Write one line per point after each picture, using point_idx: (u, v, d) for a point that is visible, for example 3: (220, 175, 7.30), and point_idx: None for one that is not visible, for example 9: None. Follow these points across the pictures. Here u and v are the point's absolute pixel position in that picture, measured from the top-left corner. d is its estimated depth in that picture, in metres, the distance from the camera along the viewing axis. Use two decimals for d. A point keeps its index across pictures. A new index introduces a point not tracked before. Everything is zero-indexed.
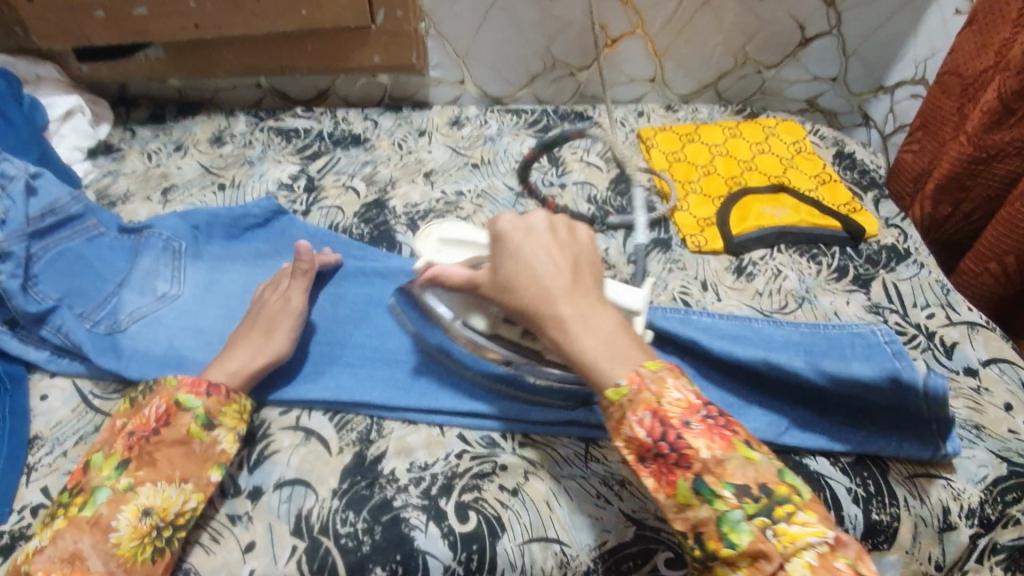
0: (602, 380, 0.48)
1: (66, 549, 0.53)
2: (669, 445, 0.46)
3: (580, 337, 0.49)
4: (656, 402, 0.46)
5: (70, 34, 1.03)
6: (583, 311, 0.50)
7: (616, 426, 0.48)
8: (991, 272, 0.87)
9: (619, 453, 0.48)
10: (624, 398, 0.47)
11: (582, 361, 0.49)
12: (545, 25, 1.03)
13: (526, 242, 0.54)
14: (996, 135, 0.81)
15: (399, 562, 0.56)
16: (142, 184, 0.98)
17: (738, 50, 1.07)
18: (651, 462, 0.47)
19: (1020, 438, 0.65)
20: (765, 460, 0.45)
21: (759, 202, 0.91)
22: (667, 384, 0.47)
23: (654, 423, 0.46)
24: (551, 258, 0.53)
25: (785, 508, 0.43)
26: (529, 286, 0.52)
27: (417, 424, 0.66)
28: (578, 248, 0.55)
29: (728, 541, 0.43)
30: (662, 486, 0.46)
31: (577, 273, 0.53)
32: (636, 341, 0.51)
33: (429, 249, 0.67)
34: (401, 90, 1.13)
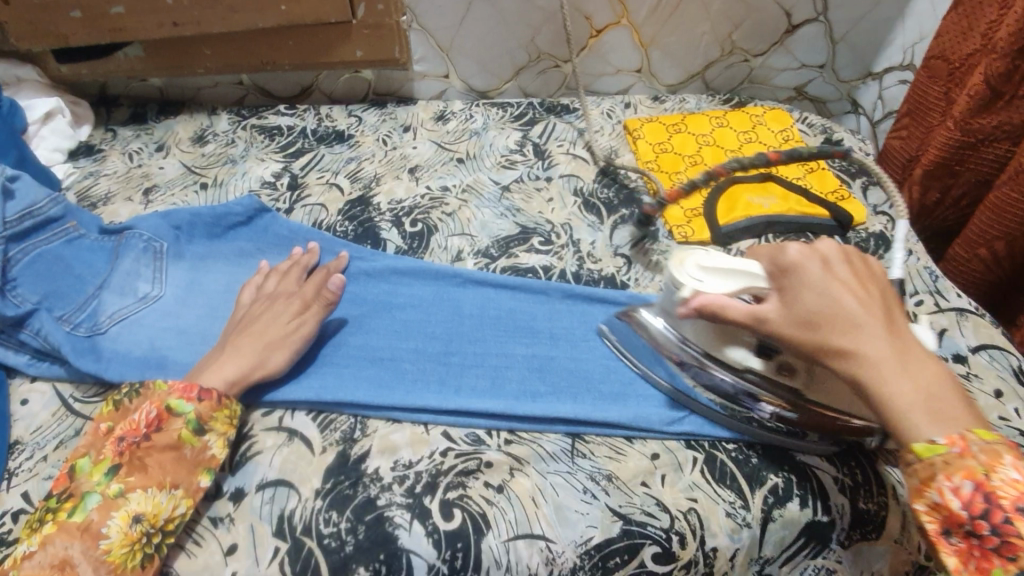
0: (910, 433, 0.46)
1: (57, 555, 0.52)
2: (991, 528, 0.43)
3: (892, 385, 0.47)
4: (983, 474, 0.44)
5: (48, 34, 1.02)
6: (897, 358, 0.48)
7: (920, 486, 0.46)
8: (980, 258, 0.86)
9: (919, 517, 0.46)
10: (936, 457, 0.45)
11: (890, 408, 0.47)
12: (529, 16, 1.02)
13: (826, 274, 0.52)
14: (985, 119, 0.81)
15: (383, 562, 0.56)
16: (124, 185, 0.97)
17: (725, 38, 1.06)
18: (958, 538, 0.44)
19: (1010, 425, 0.65)
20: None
21: (747, 191, 0.90)
22: (1003, 458, 0.44)
23: (975, 497, 0.44)
24: (858, 296, 0.51)
25: None
26: (834, 319, 0.50)
27: (401, 423, 0.65)
28: (878, 287, 0.53)
29: None
30: (969, 568, 0.44)
31: (887, 316, 0.51)
32: (957, 402, 0.48)
33: (690, 278, 0.58)
34: (385, 85, 1.12)
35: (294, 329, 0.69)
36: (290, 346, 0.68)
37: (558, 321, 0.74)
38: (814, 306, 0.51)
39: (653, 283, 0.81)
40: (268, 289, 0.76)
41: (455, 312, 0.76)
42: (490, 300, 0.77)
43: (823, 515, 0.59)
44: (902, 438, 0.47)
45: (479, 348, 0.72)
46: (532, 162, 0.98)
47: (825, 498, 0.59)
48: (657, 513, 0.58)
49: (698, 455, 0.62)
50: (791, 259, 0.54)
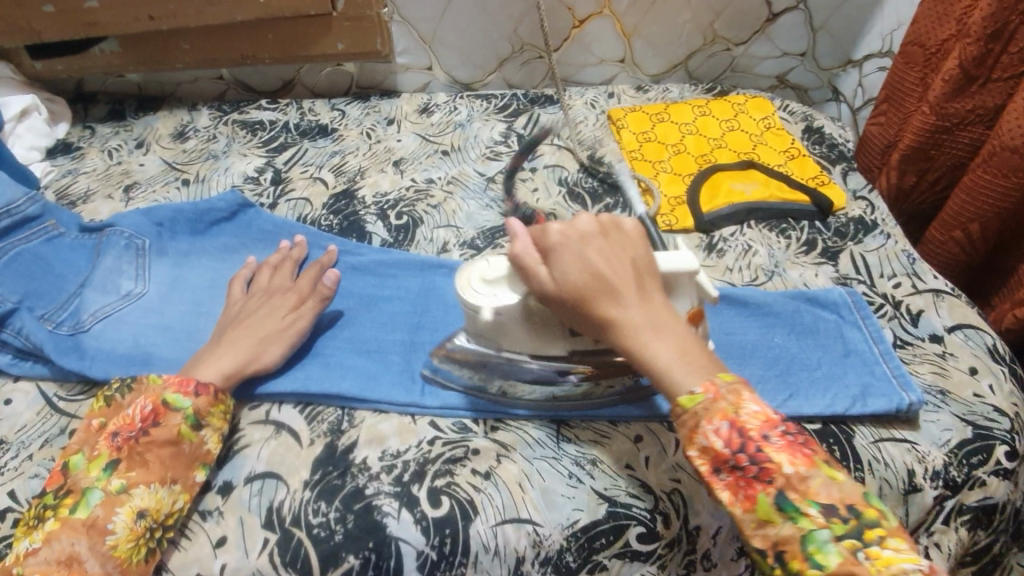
0: (674, 389, 0.48)
1: (63, 551, 0.52)
2: (749, 458, 0.45)
3: (654, 346, 0.49)
4: (733, 411, 0.46)
5: (21, 29, 1.00)
6: (650, 320, 0.50)
7: (689, 435, 0.47)
8: (956, 240, 0.88)
9: (692, 463, 0.47)
10: (699, 407, 0.47)
11: (654, 367, 0.49)
12: (511, 7, 1.02)
13: (583, 244, 0.52)
14: (958, 103, 0.82)
15: (372, 550, 0.56)
16: (104, 182, 0.96)
17: (707, 27, 1.06)
18: (726, 474, 0.46)
19: (984, 401, 0.67)
20: (849, 482, 0.45)
21: (728, 178, 0.92)
22: (744, 395, 0.47)
23: (732, 433, 0.46)
24: (614, 261, 0.51)
25: (875, 532, 0.42)
26: (591, 291, 0.50)
27: (388, 413, 0.65)
28: (639, 253, 0.53)
29: (814, 562, 0.42)
30: (740, 499, 0.45)
31: (640, 276, 0.52)
32: (704, 351, 0.50)
33: (483, 296, 0.56)
34: (368, 79, 1.11)
35: (289, 324, 0.70)
36: (286, 339, 0.68)
37: None
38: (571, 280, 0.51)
39: None
40: (254, 283, 0.76)
41: (440, 302, 0.76)
42: None
43: None
44: (671, 394, 0.48)
45: None
46: (517, 153, 0.98)
47: None
48: (641, 494, 0.59)
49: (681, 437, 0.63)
50: (552, 241, 0.52)
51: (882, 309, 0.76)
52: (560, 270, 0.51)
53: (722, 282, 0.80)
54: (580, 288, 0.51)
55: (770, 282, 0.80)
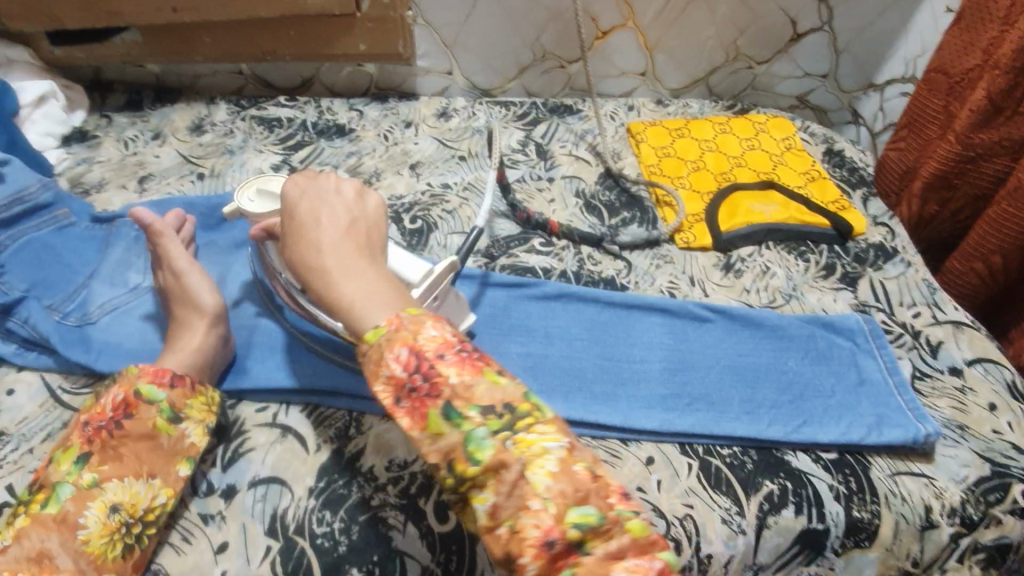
0: (363, 323, 0.50)
1: (33, 548, 0.50)
2: (421, 377, 0.48)
3: (343, 285, 0.52)
4: (413, 338, 0.48)
5: (43, 15, 1.00)
6: (344, 263, 0.54)
7: (376, 368, 0.48)
8: (976, 271, 0.87)
9: (377, 396, 0.48)
10: (382, 337, 0.49)
11: (344, 304, 0.52)
12: (535, 15, 1.01)
13: (302, 200, 0.58)
14: (984, 134, 0.81)
15: (376, 563, 0.55)
16: (118, 172, 0.96)
17: (730, 44, 1.06)
18: (405, 399, 0.48)
19: (1004, 438, 0.66)
20: (511, 384, 0.49)
21: (747, 199, 0.90)
22: (423, 323, 0.49)
23: (410, 358, 0.48)
24: (330, 211, 0.57)
25: (524, 421, 0.47)
26: (301, 238, 0.56)
27: (396, 420, 0.64)
28: (358, 212, 0.59)
29: (473, 460, 0.45)
30: (415, 421, 0.47)
31: (355, 229, 0.57)
32: (402, 297, 0.53)
33: (245, 199, 0.66)
34: (387, 80, 1.11)
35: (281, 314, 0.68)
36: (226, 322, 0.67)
37: (551, 320, 0.74)
38: (288, 232, 0.57)
39: (652, 286, 0.81)
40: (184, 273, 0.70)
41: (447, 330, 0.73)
42: (485, 297, 0.76)
43: (818, 522, 0.60)
44: (361, 329, 0.50)
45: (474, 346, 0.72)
46: (534, 162, 0.97)
47: (820, 505, 0.60)
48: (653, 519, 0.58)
49: (694, 461, 0.62)
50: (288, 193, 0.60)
51: (901, 338, 0.75)
52: (284, 223, 0.57)
53: (739, 302, 0.79)
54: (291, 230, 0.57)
55: (788, 305, 0.79)
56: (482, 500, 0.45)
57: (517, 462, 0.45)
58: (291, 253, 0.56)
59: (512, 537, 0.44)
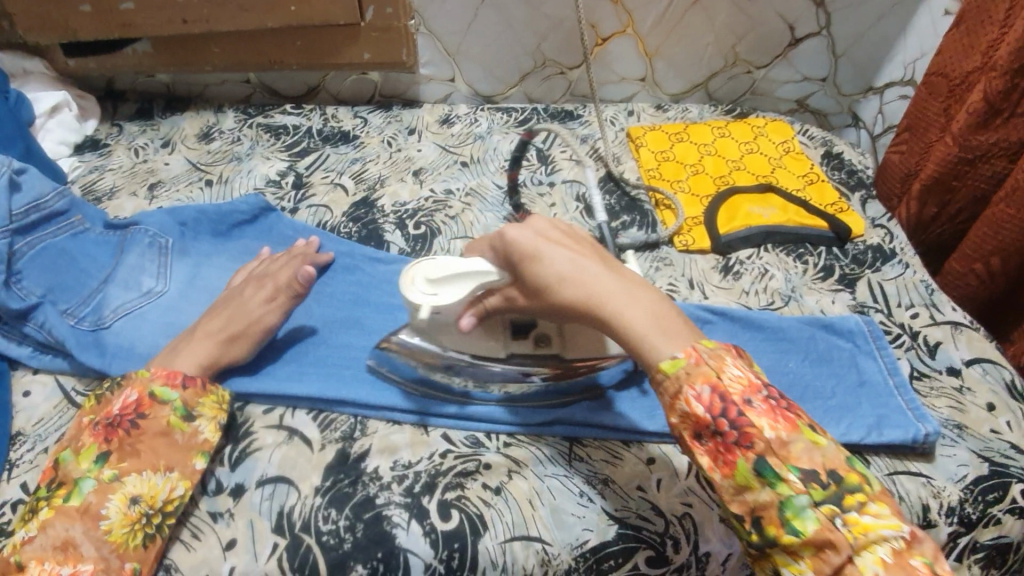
0: (658, 353, 0.51)
1: (58, 536, 0.53)
2: (729, 422, 0.47)
3: (631, 314, 0.53)
4: (715, 377, 0.49)
5: (58, 27, 1.03)
6: (619, 294, 0.54)
7: (671, 402, 0.50)
8: (976, 273, 0.87)
9: (675, 430, 0.50)
10: (681, 371, 0.49)
11: (634, 336, 0.52)
12: (536, 24, 1.03)
13: (539, 243, 0.56)
14: (982, 136, 0.82)
15: (380, 560, 0.56)
16: (129, 179, 0.98)
17: (728, 50, 1.07)
18: (707, 440, 0.48)
19: (1002, 438, 0.67)
20: (831, 447, 0.48)
21: (746, 202, 0.91)
22: (726, 360, 0.49)
23: (714, 400, 0.48)
24: (576, 252, 0.57)
25: (855, 497, 0.45)
26: (563, 282, 0.55)
27: (400, 423, 0.65)
28: (589, 246, 0.59)
29: (791, 527, 0.45)
30: (719, 465, 0.48)
31: (602, 260, 0.58)
32: (680, 317, 0.54)
33: (423, 295, 0.59)
34: (391, 88, 1.13)
35: (262, 319, 0.69)
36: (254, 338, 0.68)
37: None
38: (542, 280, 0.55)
39: None
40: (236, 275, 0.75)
41: None
42: None
43: None
44: (654, 360, 0.51)
45: None
46: (535, 167, 0.99)
47: None
48: (651, 518, 0.59)
49: None
50: (509, 239, 0.57)
51: (900, 339, 0.76)
52: (529, 268, 0.56)
53: (738, 305, 0.80)
54: (542, 276, 0.55)
55: (787, 307, 0.80)
56: (795, 568, 0.46)
57: (847, 545, 0.44)
58: (550, 293, 0.56)
59: None
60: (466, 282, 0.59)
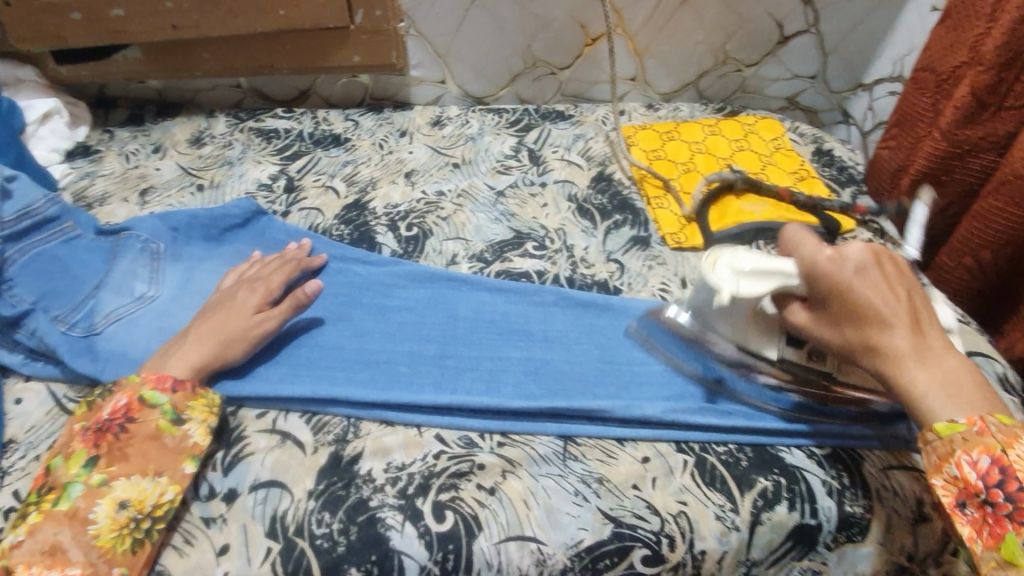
0: (935, 417, 0.52)
1: (47, 541, 0.53)
2: (1004, 496, 0.48)
3: (917, 378, 0.53)
4: (999, 451, 0.49)
5: (47, 35, 1.03)
6: (915, 351, 0.54)
7: (938, 463, 0.52)
8: (966, 266, 0.88)
9: (938, 491, 0.52)
10: (957, 435, 0.51)
11: (910, 392, 0.53)
12: (525, 24, 1.03)
13: (856, 280, 0.55)
14: (970, 130, 0.82)
15: (374, 562, 0.56)
16: (120, 185, 0.98)
17: (718, 48, 1.07)
18: (973, 508, 0.50)
19: None
20: None
21: (737, 199, 0.92)
22: (1018, 439, 0.49)
23: (991, 470, 0.49)
24: (891, 299, 0.55)
25: None
26: (858, 321, 0.55)
27: (394, 425, 0.65)
28: (906, 288, 0.56)
29: None
30: (983, 535, 0.49)
31: (915, 313, 0.55)
32: (978, 384, 0.53)
33: (727, 281, 0.62)
34: (382, 90, 1.13)
35: (255, 321, 0.69)
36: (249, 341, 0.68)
37: (551, 324, 0.75)
38: (847, 314, 0.55)
39: (645, 287, 0.81)
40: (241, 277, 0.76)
41: (449, 315, 0.76)
42: (485, 303, 0.77)
43: (810, 517, 0.60)
44: (925, 418, 0.53)
45: (474, 352, 0.72)
46: (527, 167, 0.99)
47: (812, 501, 0.60)
48: (647, 516, 0.59)
49: (689, 458, 0.63)
50: (826, 265, 0.56)
51: None
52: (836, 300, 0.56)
53: None
54: (847, 311, 0.55)
55: None
56: None
57: None
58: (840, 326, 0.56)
59: None
60: (772, 280, 0.60)
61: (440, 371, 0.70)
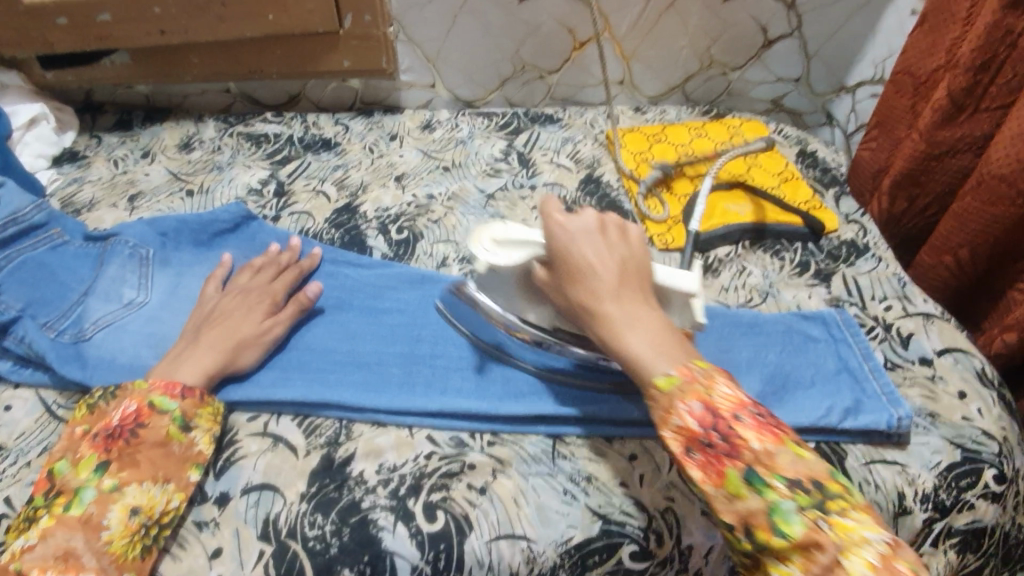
0: (651, 371, 0.52)
1: (59, 546, 0.52)
2: (719, 435, 0.48)
3: (632, 335, 0.53)
4: (707, 394, 0.50)
5: (33, 40, 1.02)
6: (629, 310, 0.54)
7: (664, 416, 0.50)
8: (946, 265, 0.90)
9: (666, 444, 0.50)
10: (676, 387, 0.50)
11: (625, 351, 0.53)
12: (514, 29, 1.04)
13: (581, 244, 0.57)
14: (947, 132, 0.84)
15: (367, 563, 0.57)
16: (108, 191, 0.97)
17: (704, 52, 1.09)
18: (697, 453, 0.49)
19: (973, 424, 0.68)
20: (815, 459, 0.48)
21: (722, 201, 0.93)
22: (717, 379, 0.51)
23: (705, 415, 0.49)
24: (605, 262, 0.56)
25: (838, 503, 0.46)
26: (580, 286, 0.56)
27: (385, 426, 0.66)
28: (621, 253, 0.58)
29: (780, 532, 0.45)
30: (710, 476, 0.48)
31: (625, 277, 0.56)
32: (683, 342, 0.54)
33: (486, 251, 0.62)
34: (372, 94, 1.13)
35: (265, 327, 0.71)
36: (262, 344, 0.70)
37: None
38: (574, 275, 0.56)
39: None
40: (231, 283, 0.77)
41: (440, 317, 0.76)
42: None
43: None
44: (647, 376, 0.52)
45: (465, 352, 0.72)
46: (516, 170, 1.00)
47: None
48: (635, 512, 0.60)
49: None
50: (559, 237, 0.58)
51: (874, 331, 0.77)
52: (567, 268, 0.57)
53: (717, 302, 0.81)
54: (574, 276, 0.56)
55: (764, 303, 0.81)
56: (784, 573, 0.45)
57: (834, 546, 0.44)
58: (570, 294, 0.57)
59: None
60: (523, 250, 0.61)
61: (431, 371, 0.70)
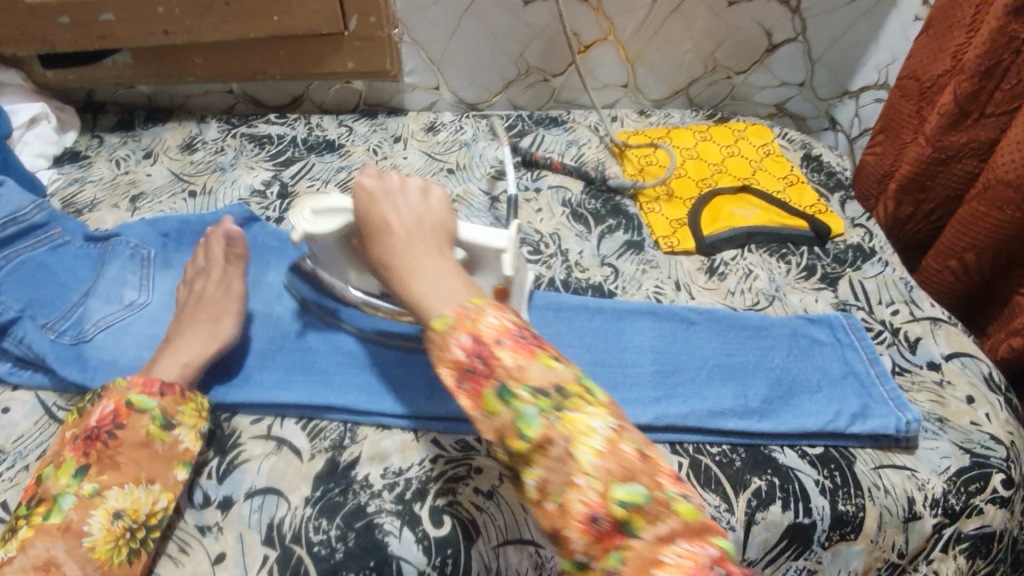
0: (432, 313, 0.53)
1: (39, 557, 0.51)
2: (480, 359, 0.50)
3: (417, 283, 0.56)
4: (474, 325, 0.51)
5: (35, 39, 1.02)
6: (417, 260, 0.57)
7: (440, 355, 0.52)
8: (951, 269, 0.90)
9: (443, 378, 0.51)
10: (448, 325, 0.52)
11: (413, 297, 0.55)
12: (519, 32, 1.04)
13: (383, 203, 0.62)
14: (954, 136, 0.84)
15: (372, 569, 0.56)
16: (109, 192, 0.97)
17: (708, 55, 1.09)
18: (467, 382, 0.50)
19: (981, 429, 0.68)
20: (563, 368, 0.50)
21: (728, 204, 0.93)
22: (485, 311, 0.52)
23: (472, 343, 0.50)
24: (400, 220, 0.60)
25: (573, 401, 0.48)
26: (377, 243, 0.60)
27: (390, 429, 0.65)
28: (423, 213, 0.61)
29: (523, 436, 0.47)
30: (473, 400, 0.50)
31: (422, 233, 0.60)
32: (471, 286, 0.56)
33: (303, 221, 0.63)
34: (376, 96, 1.13)
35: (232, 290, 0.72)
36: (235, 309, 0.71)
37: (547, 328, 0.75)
38: (373, 235, 0.60)
39: (639, 291, 0.83)
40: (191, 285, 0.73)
41: None
42: None
43: (804, 516, 0.61)
44: (428, 318, 0.53)
45: None
46: (521, 173, 0.99)
47: (806, 500, 0.61)
48: None
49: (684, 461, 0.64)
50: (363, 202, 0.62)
51: (882, 335, 0.77)
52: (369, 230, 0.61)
53: (724, 306, 0.81)
54: (370, 235, 0.60)
55: (771, 306, 0.81)
56: (531, 475, 0.47)
57: (562, 440, 0.47)
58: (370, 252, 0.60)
59: (559, 513, 0.46)
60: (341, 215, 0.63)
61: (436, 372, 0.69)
